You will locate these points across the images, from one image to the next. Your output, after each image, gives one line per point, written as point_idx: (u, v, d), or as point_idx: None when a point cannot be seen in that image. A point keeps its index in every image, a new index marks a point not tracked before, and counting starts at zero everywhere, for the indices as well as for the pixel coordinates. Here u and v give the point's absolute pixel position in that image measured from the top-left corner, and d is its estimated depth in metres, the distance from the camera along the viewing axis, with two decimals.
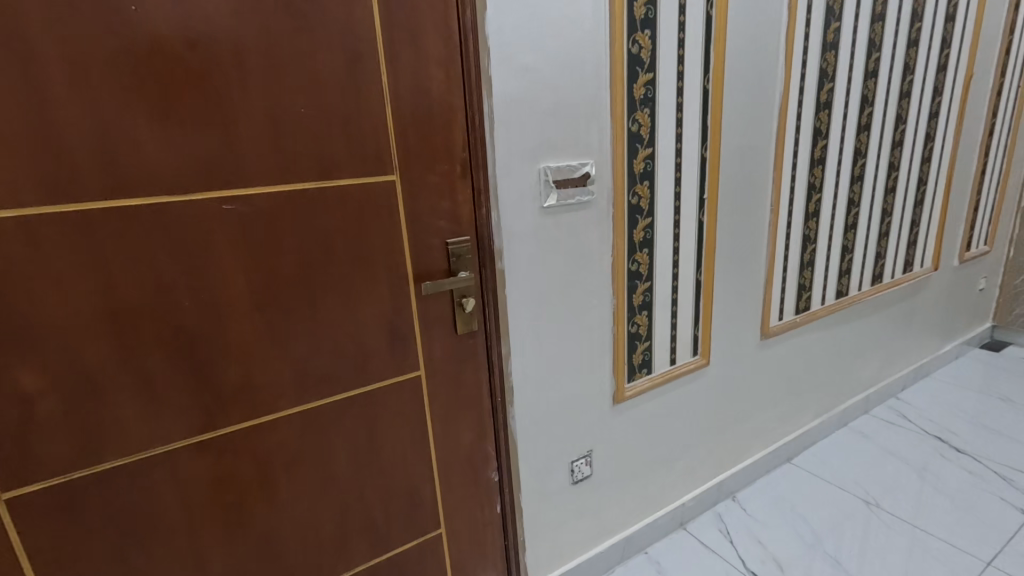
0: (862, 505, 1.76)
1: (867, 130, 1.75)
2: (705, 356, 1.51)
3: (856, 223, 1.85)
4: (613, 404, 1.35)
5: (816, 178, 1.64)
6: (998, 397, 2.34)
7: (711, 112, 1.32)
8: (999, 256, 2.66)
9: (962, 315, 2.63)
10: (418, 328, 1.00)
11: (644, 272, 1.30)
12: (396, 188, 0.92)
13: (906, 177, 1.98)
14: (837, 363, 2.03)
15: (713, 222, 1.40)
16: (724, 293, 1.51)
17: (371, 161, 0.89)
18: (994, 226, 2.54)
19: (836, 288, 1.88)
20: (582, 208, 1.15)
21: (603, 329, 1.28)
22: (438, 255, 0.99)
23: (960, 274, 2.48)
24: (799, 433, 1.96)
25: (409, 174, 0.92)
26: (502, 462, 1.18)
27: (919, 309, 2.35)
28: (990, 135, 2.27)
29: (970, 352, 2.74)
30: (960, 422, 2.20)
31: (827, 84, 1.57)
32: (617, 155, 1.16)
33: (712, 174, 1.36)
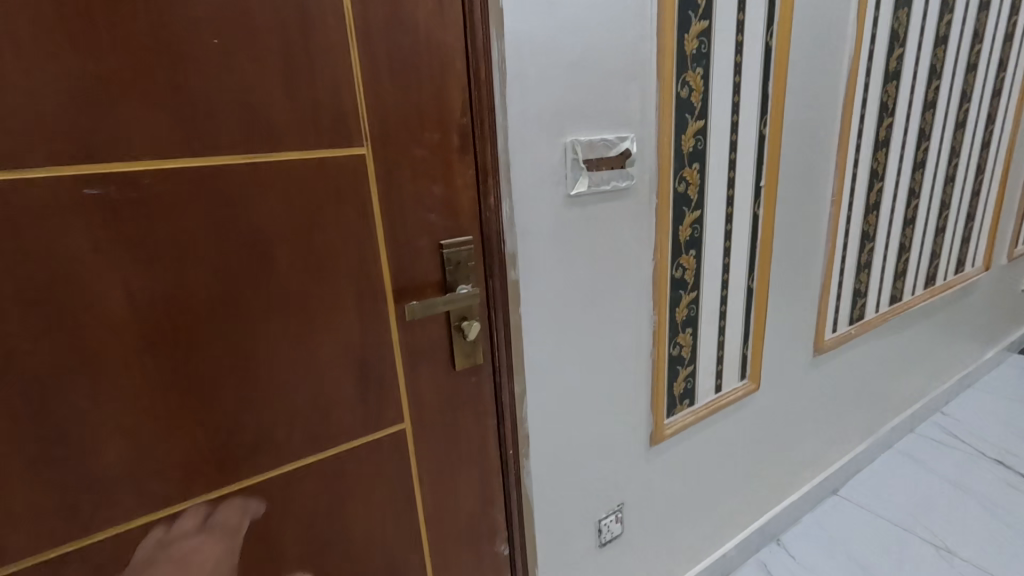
0: (927, 547, 1.51)
1: (932, 108, 1.49)
2: (754, 380, 1.25)
3: (914, 218, 1.60)
4: (648, 446, 1.08)
5: (879, 164, 1.39)
6: None
7: (774, 76, 1.04)
8: None
9: (1003, 319, 2.40)
10: (401, 365, 0.72)
11: (689, 280, 1.03)
12: (366, 166, 0.63)
13: (965, 164, 1.73)
14: (885, 377, 1.78)
15: (770, 217, 1.13)
16: (776, 303, 1.25)
17: (329, 126, 0.60)
18: None
19: (890, 293, 1.63)
20: (618, 198, 0.87)
21: (640, 353, 1.01)
22: (429, 263, 0.71)
23: (1005, 275, 2.25)
24: (844, 460, 1.71)
25: (387, 147, 0.64)
26: (515, 531, 0.90)
27: (966, 313, 2.12)
28: None
29: (1009, 359, 2.52)
30: (1016, 440, 1.96)
31: (897, 50, 1.30)
32: (664, 127, 0.88)
33: (771, 156, 1.09)
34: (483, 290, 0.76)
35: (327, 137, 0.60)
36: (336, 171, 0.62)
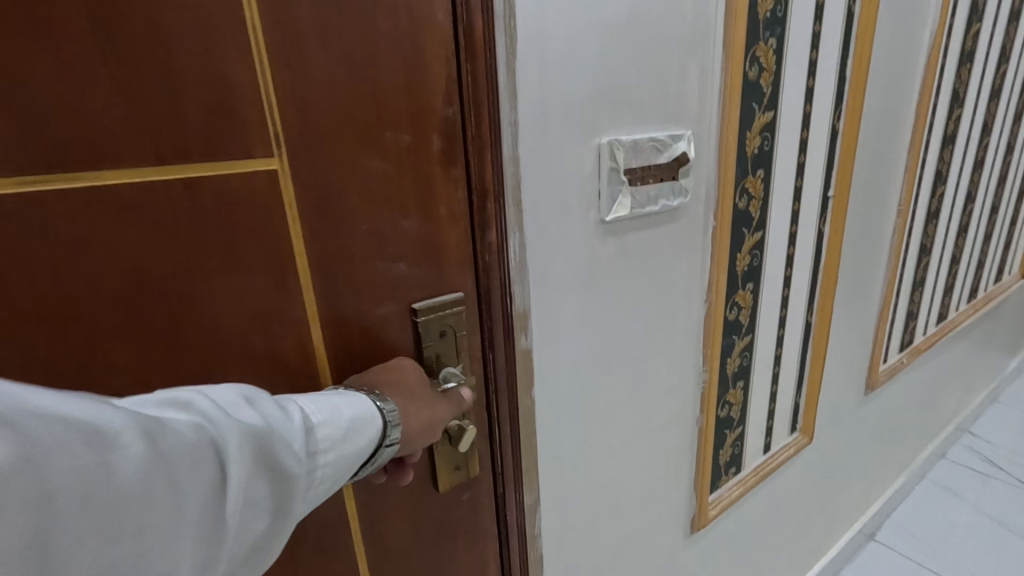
0: None
1: (997, 98, 1.27)
2: (806, 433, 1.03)
3: (967, 225, 1.39)
4: (688, 534, 0.85)
5: (944, 164, 1.16)
6: None
7: (855, 53, 0.80)
8: None
9: None
10: (354, 499, 0.46)
11: (744, 323, 0.79)
12: (282, 191, 0.37)
13: (1017, 162, 1.53)
14: (924, 404, 1.59)
15: (837, 235, 0.90)
16: (834, 337, 1.03)
17: (206, 116, 0.33)
18: None
19: (938, 311, 1.43)
20: (667, 223, 0.61)
21: (684, 423, 0.76)
22: (397, 341, 0.45)
23: None
24: (882, 500, 1.51)
25: (316, 160, 0.37)
26: None
27: (998, 325, 1.94)
28: None
29: None
30: None
31: (975, 26, 1.07)
32: (731, 120, 0.62)
33: (844, 158, 0.85)
34: (478, 369, 0.50)
35: (203, 138, 0.33)
36: (224, 199, 0.34)
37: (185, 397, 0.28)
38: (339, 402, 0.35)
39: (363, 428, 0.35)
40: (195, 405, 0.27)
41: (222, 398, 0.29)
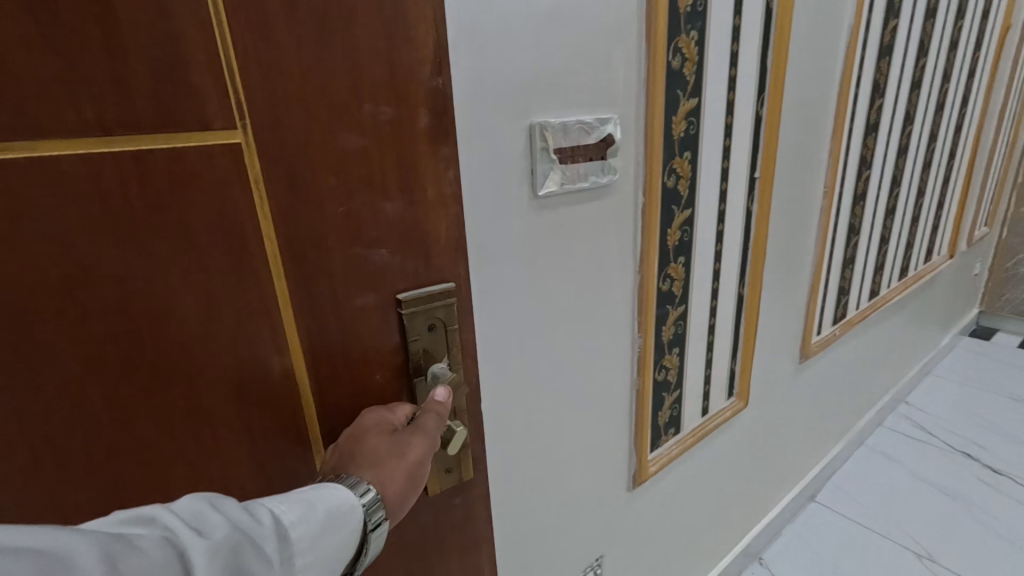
0: (913, 557, 1.41)
1: (918, 89, 1.33)
2: (743, 397, 1.04)
3: (895, 207, 1.46)
4: (630, 489, 0.85)
5: (868, 150, 1.21)
6: (1012, 398, 2.10)
7: (777, 31, 0.78)
8: (992, 238, 2.47)
9: (959, 302, 2.42)
10: None
11: (677, 295, 0.79)
12: (245, 167, 0.32)
13: (941, 149, 1.63)
14: (862, 376, 1.70)
15: (763, 217, 0.91)
16: (766, 317, 1.06)
17: (158, 77, 0.28)
18: (994, 206, 2.33)
19: (870, 289, 1.50)
20: (598, 199, 0.61)
21: (624, 397, 0.77)
22: (379, 336, 0.41)
23: (965, 259, 2.26)
24: (824, 463, 1.61)
25: (284, 132, 0.33)
26: None
27: (931, 302, 2.07)
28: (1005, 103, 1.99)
29: (959, 342, 2.55)
30: (981, 429, 1.92)
31: (892, 22, 1.11)
32: (656, 100, 0.60)
33: (769, 140, 0.85)
34: (463, 365, 0.47)
35: (154, 102, 0.28)
36: (180, 175, 0.29)
37: (147, 514, 0.26)
38: (317, 498, 0.33)
39: (341, 525, 0.33)
40: (158, 520, 0.26)
41: (187, 511, 0.28)
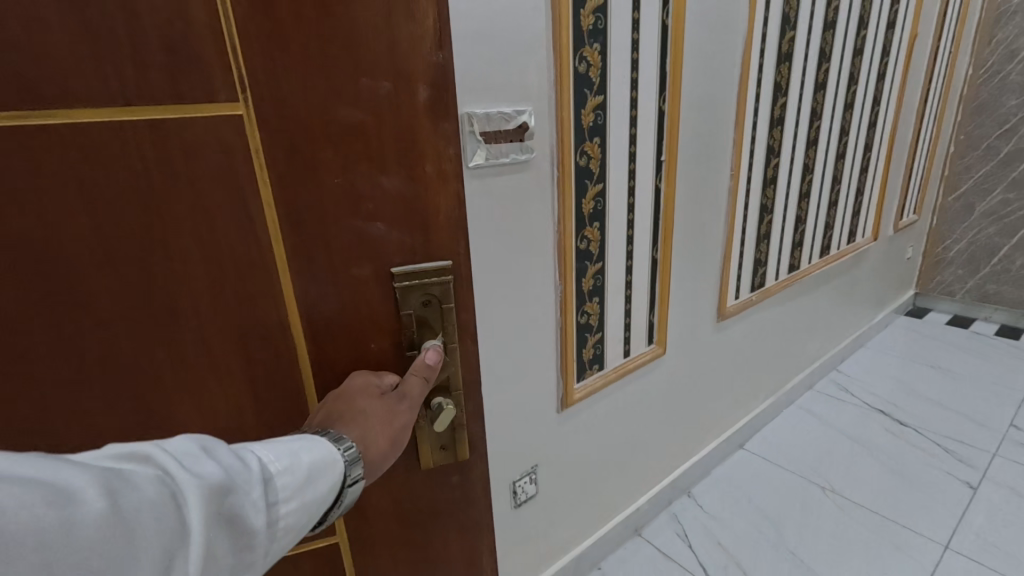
0: (815, 490, 1.56)
1: (824, 90, 1.51)
2: (661, 344, 1.27)
3: (808, 191, 1.63)
4: (560, 411, 1.10)
5: (775, 141, 1.40)
6: (935, 365, 2.28)
7: (675, 40, 1.00)
8: (925, 223, 2.68)
9: (893, 282, 2.63)
10: None
11: (595, 253, 1.03)
12: (247, 137, 0.35)
13: (855, 142, 1.77)
14: (795, 342, 1.88)
15: (671, 192, 1.13)
16: (680, 281, 1.27)
17: (167, 53, 0.32)
18: (922, 194, 2.54)
19: (789, 261, 1.67)
20: (520, 169, 0.85)
21: (553, 328, 1.02)
22: (377, 308, 0.44)
23: (897, 243, 2.48)
24: (752, 415, 1.76)
25: (282, 105, 0.35)
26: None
27: (861, 280, 2.30)
28: (925, 103, 2.16)
29: (895, 320, 2.75)
30: (903, 392, 2.08)
31: (789, 33, 1.29)
32: (563, 99, 0.85)
33: (671, 131, 1.07)
34: (460, 339, 0.49)
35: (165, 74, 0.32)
36: (186, 139, 0.34)
37: (141, 453, 0.29)
38: (297, 450, 0.36)
39: (321, 478, 0.36)
40: (152, 459, 0.29)
41: (178, 452, 0.30)
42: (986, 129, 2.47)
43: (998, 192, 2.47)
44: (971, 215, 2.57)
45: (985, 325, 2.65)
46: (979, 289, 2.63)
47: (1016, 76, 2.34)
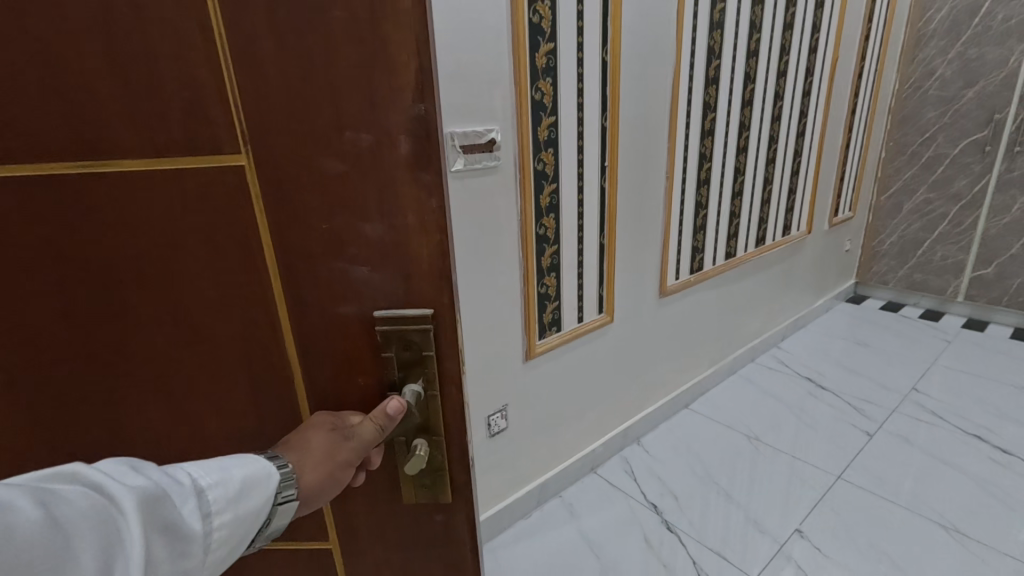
0: (745, 439, 2.23)
1: (750, 105, 2.12)
2: (609, 314, 1.86)
3: (742, 190, 2.28)
4: (524, 360, 1.66)
5: (707, 149, 2.00)
6: (859, 342, 2.80)
7: (611, 81, 1.53)
8: (861, 221, 2.98)
9: (832, 273, 2.93)
10: None
11: (551, 237, 1.57)
12: (248, 183, 0.45)
13: (784, 150, 2.41)
14: (728, 314, 2.50)
15: (612, 191, 1.68)
16: (625, 259, 1.86)
17: (183, 117, 0.43)
18: (857, 191, 2.86)
19: (726, 250, 2.33)
20: (489, 171, 1.35)
21: (517, 284, 1.53)
22: (363, 344, 0.52)
23: (830, 238, 2.83)
24: (693, 382, 2.43)
25: (276, 160, 0.44)
26: None
27: (797, 270, 2.74)
28: (852, 113, 2.65)
29: (837, 306, 3.10)
30: (829, 363, 2.69)
31: (715, 62, 1.87)
32: (522, 123, 1.36)
33: (612, 144, 1.62)
34: (445, 389, 0.55)
35: (181, 136, 0.43)
36: (203, 189, 0.45)
37: (74, 469, 0.37)
38: (227, 466, 0.44)
39: (252, 492, 0.45)
40: (83, 475, 0.36)
41: (114, 468, 0.38)
42: (910, 137, 2.82)
43: (920, 192, 2.83)
44: (900, 213, 2.92)
45: (913, 309, 2.99)
46: (908, 277, 2.98)
47: (934, 91, 2.69)
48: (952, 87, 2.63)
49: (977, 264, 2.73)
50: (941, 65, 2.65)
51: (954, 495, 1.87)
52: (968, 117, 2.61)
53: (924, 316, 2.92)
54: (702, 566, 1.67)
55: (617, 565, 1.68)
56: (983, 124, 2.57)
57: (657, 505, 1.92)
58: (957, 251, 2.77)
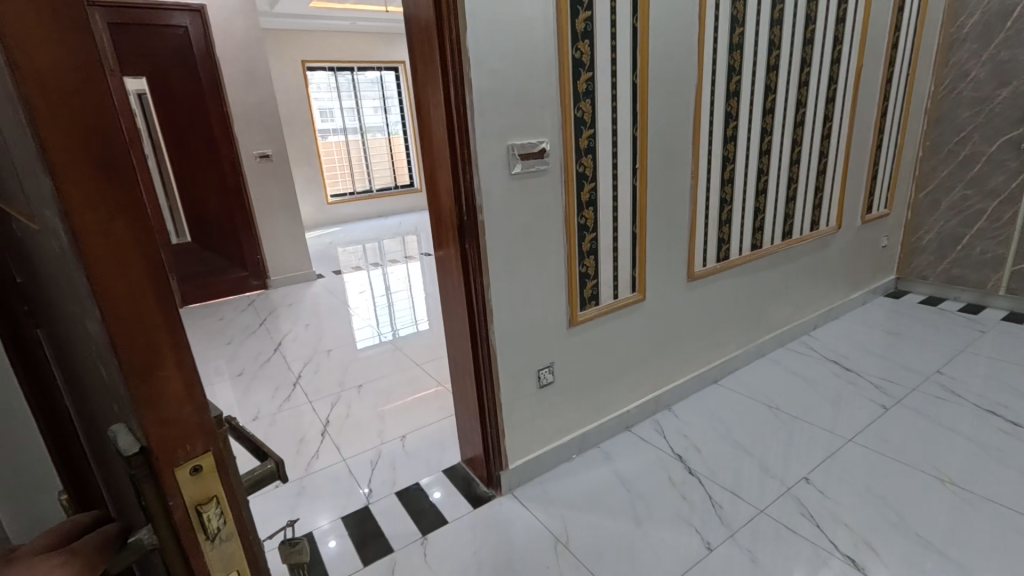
0: (770, 362, 2.68)
1: (803, 104, 2.37)
2: (641, 292, 2.04)
3: (797, 175, 2.49)
4: (568, 327, 1.88)
5: (730, 151, 2.16)
6: (890, 330, 2.96)
7: (640, 98, 1.79)
8: (897, 218, 3.27)
9: (867, 266, 3.23)
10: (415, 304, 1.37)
11: (590, 225, 1.81)
12: None
13: (835, 145, 2.62)
14: (770, 298, 2.64)
15: (643, 188, 1.90)
16: (654, 250, 2.04)
17: None
18: (892, 191, 3.12)
19: (783, 230, 2.54)
20: (539, 174, 1.64)
21: (560, 266, 1.79)
22: None
23: (863, 233, 3.07)
24: (746, 347, 2.61)
25: None
26: (482, 366, 1.71)
27: (830, 258, 2.92)
28: (882, 115, 2.81)
29: (876, 299, 3.37)
30: (868, 331, 2.97)
31: (735, 77, 2.06)
32: (566, 128, 1.64)
33: (642, 149, 1.85)
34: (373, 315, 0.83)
35: None
36: None
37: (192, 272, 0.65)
38: None
39: None
40: None
41: None
42: (947, 136, 3.06)
43: (958, 189, 3.06)
44: (938, 209, 3.18)
45: (953, 303, 3.21)
46: (946, 272, 3.23)
47: (968, 93, 2.92)
48: (987, 87, 2.84)
49: (1016, 258, 2.91)
50: (974, 67, 2.86)
51: (956, 458, 1.90)
52: (1004, 116, 2.80)
53: (962, 309, 3.13)
54: (720, 503, 1.77)
55: (650, 498, 1.81)
56: (1018, 123, 2.75)
57: (675, 411, 2.31)
58: (995, 245, 2.97)
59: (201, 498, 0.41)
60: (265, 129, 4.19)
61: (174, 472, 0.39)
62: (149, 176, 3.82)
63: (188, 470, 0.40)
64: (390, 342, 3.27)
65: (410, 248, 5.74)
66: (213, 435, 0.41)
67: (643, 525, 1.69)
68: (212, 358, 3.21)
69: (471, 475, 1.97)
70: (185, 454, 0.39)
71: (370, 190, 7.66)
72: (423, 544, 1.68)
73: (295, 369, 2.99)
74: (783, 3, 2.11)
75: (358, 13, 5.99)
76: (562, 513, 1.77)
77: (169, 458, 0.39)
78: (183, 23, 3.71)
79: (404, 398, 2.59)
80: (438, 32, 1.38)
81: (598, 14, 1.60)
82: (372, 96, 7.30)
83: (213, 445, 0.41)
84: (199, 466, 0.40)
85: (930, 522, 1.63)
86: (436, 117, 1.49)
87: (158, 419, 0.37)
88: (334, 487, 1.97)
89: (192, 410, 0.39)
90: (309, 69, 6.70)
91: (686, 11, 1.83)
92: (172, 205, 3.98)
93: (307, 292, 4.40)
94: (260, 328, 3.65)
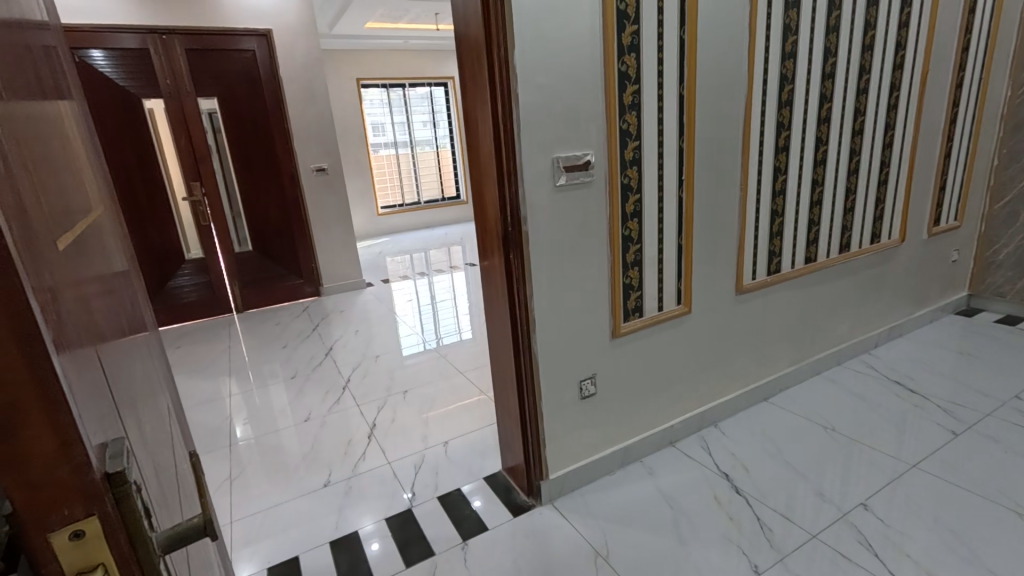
0: (824, 380, 2.56)
1: (862, 112, 2.28)
2: (686, 305, 2.01)
3: (856, 185, 2.39)
4: (611, 338, 1.87)
5: (781, 162, 2.10)
6: (962, 350, 2.76)
7: (686, 110, 1.78)
8: (969, 230, 3.07)
9: (936, 282, 3.03)
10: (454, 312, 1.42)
11: (634, 237, 1.80)
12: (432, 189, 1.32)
13: (897, 155, 2.50)
14: (825, 314, 2.52)
15: (689, 200, 1.88)
16: (701, 262, 2.00)
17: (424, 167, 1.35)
18: (963, 203, 2.93)
19: (839, 243, 2.44)
20: (584, 186, 1.65)
21: (603, 277, 1.79)
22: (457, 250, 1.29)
23: (930, 246, 2.89)
24: (799, 364, 2.50)
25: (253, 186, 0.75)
26: (523, 375, 1.74)
27: (892, 273, 2.77)
28: (951, 122, 2.66)
29: (947, 317, 3.15)
30: (936, 350, 2.78)
31: (787, 86, 2.01)
32: (611, 141, 1.65)
33: (688, 161, 1.84)
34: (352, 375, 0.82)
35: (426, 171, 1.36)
36: None
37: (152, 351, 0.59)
38: None
39: None
40: None
41: None
42: None
43: None
44: (1017, 221, 2.95)
45: None
46: None
47: None
48: None
49: None
50: None
51: None
52: None
53: None
54: (768, 525, 1.70)
55: (694, 516, 1.76)
56: None
57: (721, 427, 2.25)
58: None
59: (82, 565, 0.39)
60: (322, 145, 4.40)
61: (47, 538, 0.36)
62: (216, 188, 4.10)
63: (66, 535, 0.37)
64: (435, 350, 3.35)
65: (455, 258, 5.85)
66: (94, 496, 0.38)
67: (685, 544, 1.65)
68: (268, 361, 3.39)
69: (512, 484, 1.98)
70: (62, 518, 0.37)
71: (419, 202, 7.86)
72: (463, 549, 1.70)
73: (345, 373, 3.11)
74: (840, 9, 2.05)
75: (410, 32, 6.22)
76: (601, 526, 1.75)
77: (41, 524, 0.36)
78: (252, 47, 3.99)
79: (447, 406, 2.63)
80: (487, 49, 1.43)
81: (645, 28, 1.62)
82: (422, 110, 7.53)
83: (96, 508, 0.38)
84: (81, 532, 0.38)
85: (1006, 560, 1.50)
86: (484, 132, 1.54)
87: (24, 482, 0.35)
88: (379, 489, 2.03)
89: (67, 471, 0.36)
90: (364, 87, 7.00)
91: (736, 25, 1.81)
92: (237, 215, 4.22)
93: (358, 300, 4.57)
94: (313, 333, 3.83)
